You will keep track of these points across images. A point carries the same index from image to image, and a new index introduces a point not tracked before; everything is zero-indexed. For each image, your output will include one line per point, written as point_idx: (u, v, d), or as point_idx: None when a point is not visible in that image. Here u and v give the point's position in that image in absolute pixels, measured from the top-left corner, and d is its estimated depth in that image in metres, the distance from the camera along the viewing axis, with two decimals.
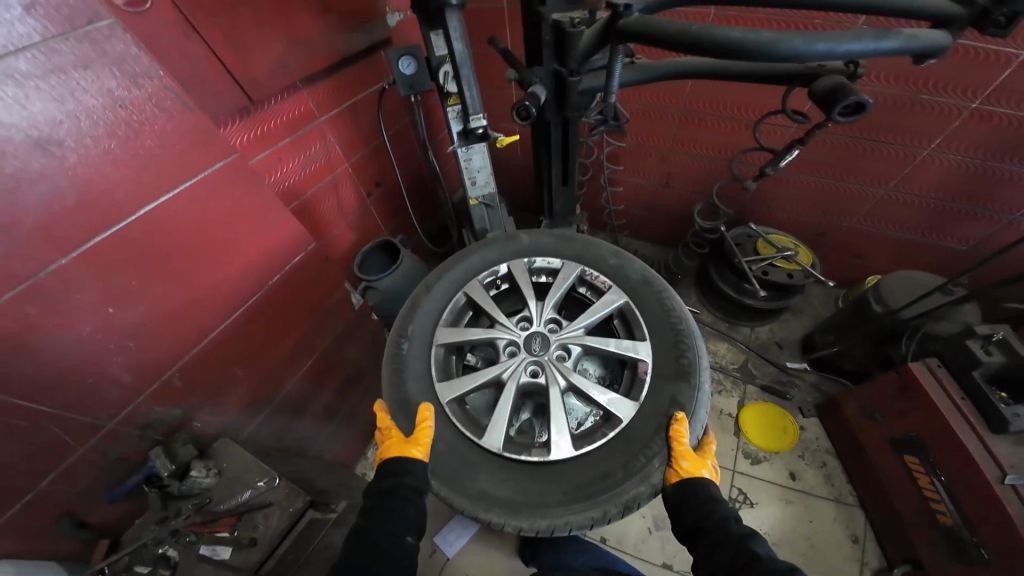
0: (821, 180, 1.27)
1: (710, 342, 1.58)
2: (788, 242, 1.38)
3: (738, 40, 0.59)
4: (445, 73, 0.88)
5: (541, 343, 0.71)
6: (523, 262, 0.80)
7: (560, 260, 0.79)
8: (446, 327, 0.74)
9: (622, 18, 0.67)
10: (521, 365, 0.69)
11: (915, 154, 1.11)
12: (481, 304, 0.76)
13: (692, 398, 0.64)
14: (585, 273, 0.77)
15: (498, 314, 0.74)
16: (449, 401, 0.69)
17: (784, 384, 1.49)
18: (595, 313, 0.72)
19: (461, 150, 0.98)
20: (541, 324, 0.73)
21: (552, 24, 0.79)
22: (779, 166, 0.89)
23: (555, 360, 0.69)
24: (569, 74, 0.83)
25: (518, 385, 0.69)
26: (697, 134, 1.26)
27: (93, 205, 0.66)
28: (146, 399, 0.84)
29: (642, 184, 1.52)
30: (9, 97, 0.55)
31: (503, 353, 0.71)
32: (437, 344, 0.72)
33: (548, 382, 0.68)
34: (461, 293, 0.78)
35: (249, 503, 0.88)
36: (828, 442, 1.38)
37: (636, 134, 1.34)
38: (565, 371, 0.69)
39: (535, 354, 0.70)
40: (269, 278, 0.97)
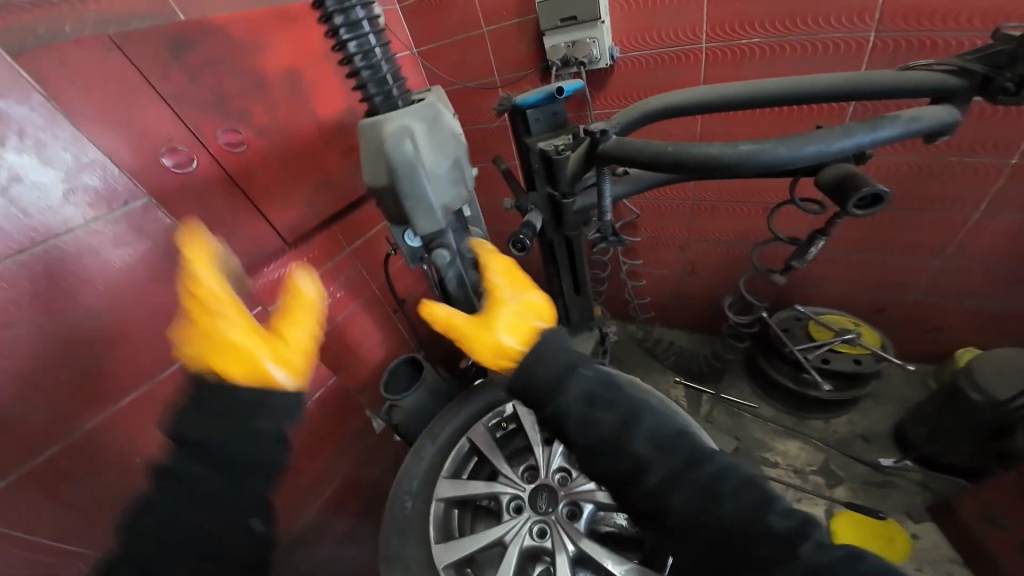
0: (863, 255, 1.15)
1: (776, 441, 1.33)
2: (846, 322, 1.24)
3: (719, 156, 0.58)
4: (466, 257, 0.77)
5: (548, 498, 0.66)
6: None
7: None
8: (448, 480, 0.70)
9: (601, 142, 0.70)
10: (524, 526, 0.64)
11: (965, 219, 0.99)
12: (485, 452, 0.72)
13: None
14: None
15: (502, 464, 0.71)
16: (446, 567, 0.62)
17: (882, 487, 1.18)
18: None
19: None
20: (549, 475, 0.68)
21: (538, 153, 0.82)
22: (806, 258, 0.82)
23: (563, 520, 0.64)
24: (562, 196, 0.85)
25: (523, 549, 0.63)
26: (710, 223, 1.24)
27: (126, 365, 0.72)
28: None
29: (668, 275, 1.46)
30: (57, 278, 0.64)
31: (507, 510, 0.67)
32: (438, 499, 0.68)
33: (555, 548, 0.61)
34: (464, 438, 0.75)
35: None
36: (952, 550, 1.05)
37: (649, 227, 1.35)
38: (574, 534, 0.62)
39: (541, 513, 0.65)
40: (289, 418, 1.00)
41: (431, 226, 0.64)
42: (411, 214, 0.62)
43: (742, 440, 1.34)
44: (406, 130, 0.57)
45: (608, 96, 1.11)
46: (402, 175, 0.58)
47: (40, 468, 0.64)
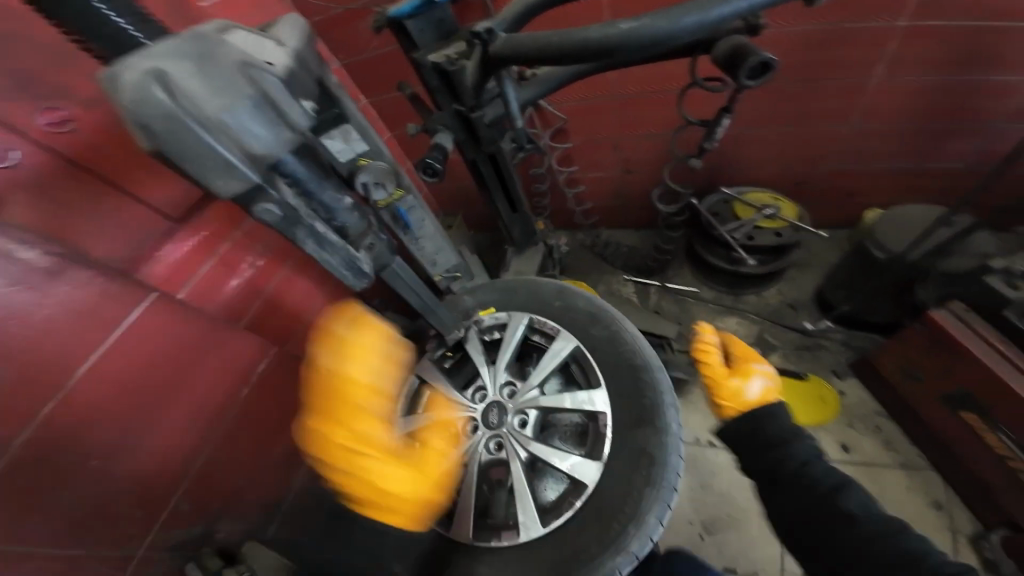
0: (782, 131, 1.20)
1: (718, 318, 1.45)
2: (767, 198, 1.31)
3: (601, 40, 0.55)
4: (364, 182, 0.73)
5: (498, 412, 0.70)
6: (473, 325, 0.78)
7: (506, 312, 0.76)
8: (401, 419, 0.74)
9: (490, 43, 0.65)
10: (480, 443, 0.69)
11: (866, 84, 1.07)
12: (433, 382, 0.76)
13: (659, 442, 0.60)
14: (533, 321, 0.74)
15: (452, 391, 0.74)
16: None
17: (812, 350, 1.36)
18: (545, 366, 0.69)
19: (408, 239, 0.93)
20: (497, 391, 0.71)
21: (431, 68, 0.74)
22: (714, 139, 0.83)
23: (515, 430, 0.68)
24: (469, 111, 0.79)
25: (482, 464, 0.69)
26: (640, 115, 1.24)
27: (27, 384, 0.64)
28: (164, 526, 0.83)
29: (607, 177, 1.47)
30: None
31: (464, 433, 0.70)
32: None
33: (509, 457, 0.67)
34: (415, 377, 0.77)
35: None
36: (876, 403, 1.26)
37: (581, 130, 1.32)
38: (525, 442, 0.67)
39: (494, 428, 0.69)
40: (234, 398, 0.94)
41: (238, 186, 0.44)
42: (201, 177, 0.42)
43: (688, 325, 1.45)
44: (151, 72, 0.37)
45: None
46: (165, 136, 0.38)
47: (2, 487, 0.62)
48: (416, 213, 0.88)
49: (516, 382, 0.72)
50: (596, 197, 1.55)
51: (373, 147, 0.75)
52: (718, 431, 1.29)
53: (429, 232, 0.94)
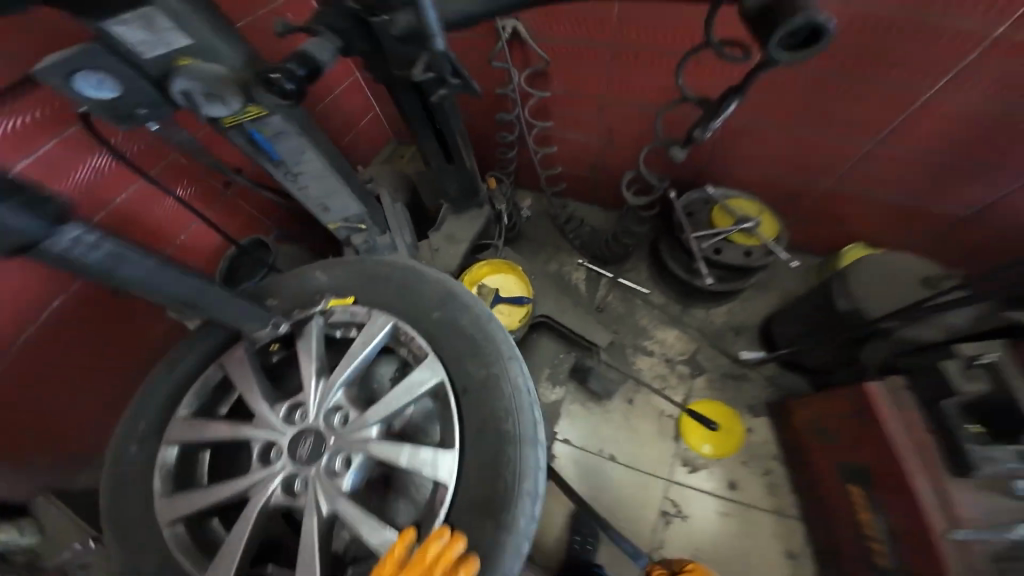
0: (794, 133, 1.00)
1: (658, 329, 1.34)
2: (752, 209, 1.15)
3: None
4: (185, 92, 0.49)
5: (311, 446, 0.49)
6: (318, 313, 0.56)
7: (365, 308, 0.56)
8: (185, 419, 0.53)
9: None
10: (275, 477, 0.48)
11: (917, 95, 0.84)
12: (238, 379, 0.53)
13: (502, 541, 0.44)
14: (398, 329, 0.54)
15: (259, 399, 0.51)
16: (173, 522, 0.51)
17: (737, 379, 1.30)
18: (396, 395, 0.50)
19: (283, 174, 0.69)
20: (321, 416, 0.50)
21: None
22: (709, 129, 0.62)
23: (324, 476, 0.47)
24: (367, 14, 0.52)
25: (268, 508, 0.48)
26: (637, 77, 0.98)
27: None
28: None
29: (584, 142, 1.22)
30: None
31: (258, 459, 0.50)
32: (169, 443, 0.53)
33: (306, 511, 0.46)
34: (217, 366, 0.56)
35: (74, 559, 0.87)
36: (776, 447, 1.24)
37: (564, 77, 1.04)
38: (332, 495, 0.47)
39: (299, 464, 0.48)
40: (15, 338, 0.74)
41: None
42: None
43: (626, 329, 1.34)
44: None
45: None
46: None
47: None
48: (287, 141, 0.62)
49: (350, 410, 0.50)
50: (566, 164, 1.31)
51: (201, 42, 0.48)
52: (623, 446, 1.24)
53: (317, 169, 0.69)
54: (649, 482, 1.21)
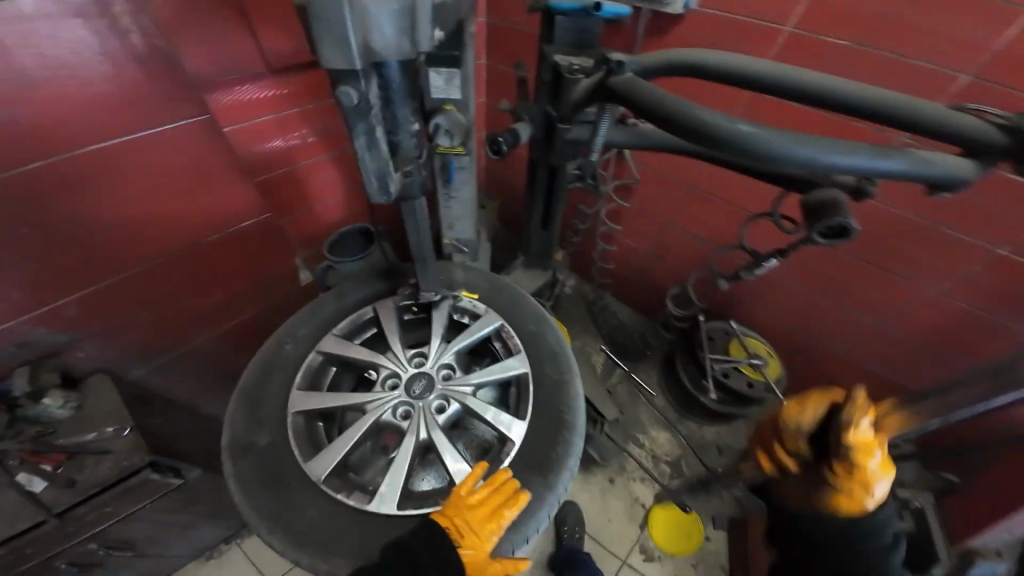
0: (815, 295, 1.21)
1: (652, 427, 1.48)
2: (761, 350, 1.37)
3: (706, 124, 0.53)
4: (437, 126, 0.75)
5: (423, 385, 0.67)
6: (451, 297, 0.76)
7: (486, 306, 0.75)
8: (336, 338, 0.71)
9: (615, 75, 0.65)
10: (389, 402, 0.65)
11: (920, 292, 1.04)
12: (385, 326, 0.72)
13: (541, 496, 0.60)
14: (502, 328, 0.73)
15: (395, 343, 0.71)
16: (297, 411, 0.64)
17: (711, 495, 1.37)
18: (491, 372, 0.68)
19: (443, 193, 0.99)
20: (434, 367, 0.68)
21: (552, 65, 0.76)
22: (753, 273, 0.85)
23: (429, 411, 0.65)
24: (557, 121, 0.79)
25: (379, 421, 0.64)
26: (700, 213, 1.25)
27: (45, 130, 0.65)
28: (32, 319, 0.79)
29: (638, 249, 1.47)
30: None
31: (381, 384, 0.67)
32: (318, 351, 0.69)
33: (409, 429, 0.63)
34: (371, 308, 0.75)
35: (87, 445, 0.80)
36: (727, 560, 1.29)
37: (643, 196, 1.32)
38: (431, 424, 0.64)
39: (411, 397, 0.66)
40: (203, 236, 0.92)
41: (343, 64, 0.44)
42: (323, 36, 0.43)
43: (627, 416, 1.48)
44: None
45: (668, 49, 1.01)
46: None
47: None
48: (462, 174, 0.94)
49: (456, 370, 0.69)
50: (619, 262, 1.56)
51: (466, 101, 0.79)
52: (591, 516, 1.35)
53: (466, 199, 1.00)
54: (608, 558, 1.29)
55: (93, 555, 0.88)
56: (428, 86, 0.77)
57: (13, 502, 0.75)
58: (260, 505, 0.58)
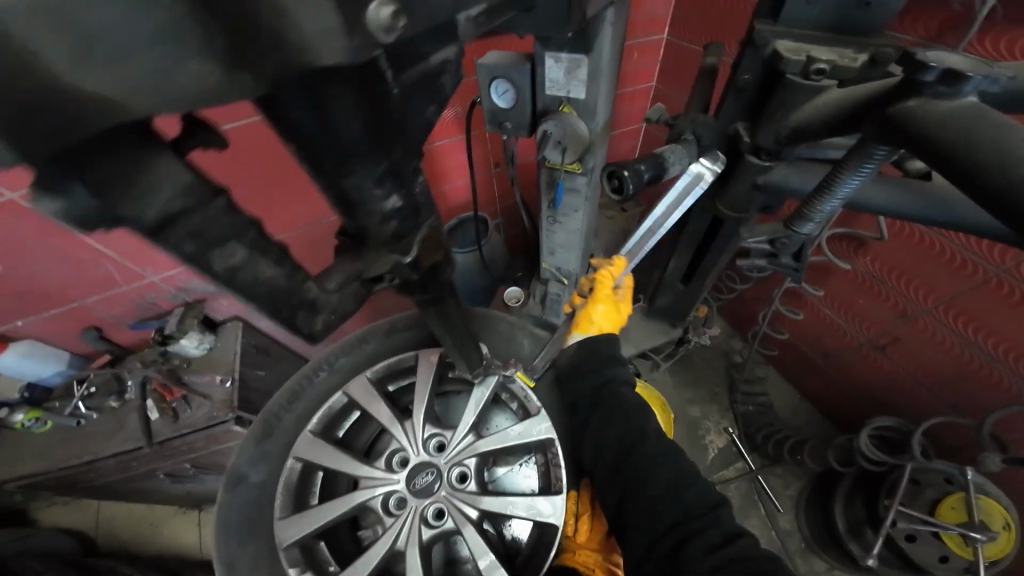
0: None
1: None
2: (998, 518, 0.84)
3: None
4: (545, 133, 0.63)
5: (426, 482, 0.57)
6: (500, 377, 0.61)
7: (539, 405, 0.60)
8: (367, 381, 0.63)
9: (915, 99, 0.35)
10: (383, 490, 0.57)
11: None
12: (417, 385, 0.63)
13: None
14: (548, 447, 0.58)
15: (418, 413, 0.61)
16: (297, 457, 0.59)
17: None
18: (510, 506, 0.55)
19: (548, 214, 0.81)
20: (447, 464, 0.58)
21: (769, 58, 0.46)
22: None
23: (419, 517, 0.56)
24: (753, 151, 0.53)
25: (367, 504, 0.57)
26: (989, 314, 0.78)
27: None
28: (186, 271, 0.90)
29: (843, 328, 1.06)
30: None
31: (387, 458, 0.60)
32: (344, 392, 0.63)
33: (391, 529, 0.55)
34: (412, 354, 0.65)
35: (200, 386, 0.94)
36: None
37: (873, 257, 0.90)
38: (416, 537, 0.55)
39: (408, 492, 0.57)
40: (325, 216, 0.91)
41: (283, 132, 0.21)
42: None
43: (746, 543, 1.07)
44: None
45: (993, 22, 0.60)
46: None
47: None
48: (573, 198, 0.75)
49: (472, 477, 0.58)
50: None
51: (589, 102, 0.59)
52: None
53: (575, 224, 0.80)
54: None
55: (185, 473, 1.03)
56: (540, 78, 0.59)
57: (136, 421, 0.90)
58: (230, 551, 0.55)
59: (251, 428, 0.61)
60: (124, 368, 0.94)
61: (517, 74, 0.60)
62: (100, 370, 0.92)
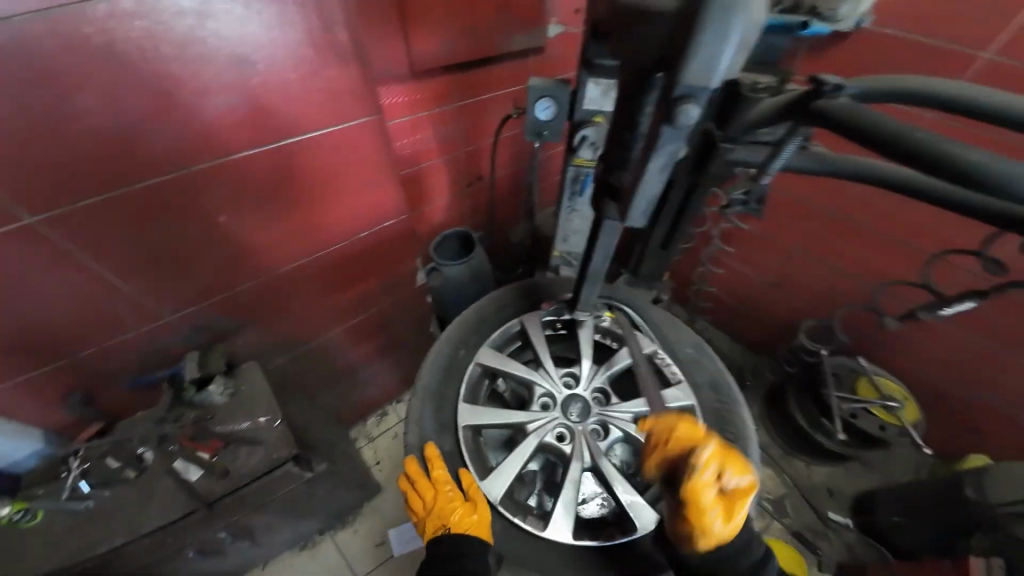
0: (971, 339, 1.07)
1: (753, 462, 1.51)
2: (896, 392, 1.21)
3: (974, 167, 0.49)
4: (583, 136, 0.83)
5: (579, 409, 0.73)
6: (593, 319, 0.81)
7: (632, 329, 0.81)
8: (491, 350, 0.78)
9: (822, 98, 0.61)
10: (549, 425, 0.71)
11: None
12: (532, 340, 0.79)
13: None
14: (654, 355, 0.79)
15: (546, 360, 0.77)
16: (465, 425, 0.72)
17: (819, 536, 1.38)
18: (651, 403, 0.73)
19: (566, 206, 1.00)
20: (588, 392, 0.74)
21: (728, 81, 0.74)
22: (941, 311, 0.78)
23: (588, 434, 0.70)
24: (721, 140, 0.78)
25: (542, 442, 0.70)
26: (840, 242, 1.11)
27: (255, 125, 0.65)
28: (207, 307, 0.83)
29: None
30: (235, 14, 0.55)
31: (536, 402, 0.73)
32: (477, 364, 0.77)
33: (573, 453, 0.68)
34: (516, 321, 0.82)
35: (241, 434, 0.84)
36: None
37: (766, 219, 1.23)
38: (594, 450, 0.69)
39: (569, 420, 0.71)
40: (357, 233, 0.94)
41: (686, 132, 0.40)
42: None
43: None
44: None
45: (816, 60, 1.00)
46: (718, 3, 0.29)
47: (141, 192, 0.63)
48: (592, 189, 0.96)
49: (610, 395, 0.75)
50: (721, 285, 1.49)
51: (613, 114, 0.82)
52: None
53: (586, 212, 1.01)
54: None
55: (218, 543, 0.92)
56: (581, 96, 0.78)
57: (174, 487, 0.80)
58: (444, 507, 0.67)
59: (416, 412, 0.74)
60: (128, 434, 0.84)
61: (560, 93, 0.80)
62: (96, 441, 0.82)
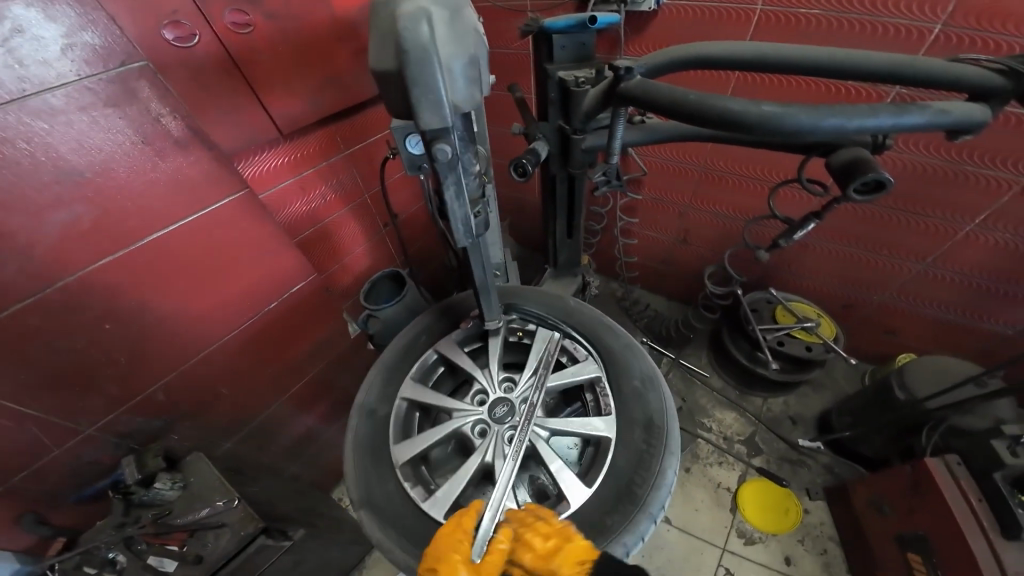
0: (851, 250, 1.19)
1: (718, 410, 1.60)
2: (812, 312, 1.32)
3: (737, 113, 0.56)
4: None
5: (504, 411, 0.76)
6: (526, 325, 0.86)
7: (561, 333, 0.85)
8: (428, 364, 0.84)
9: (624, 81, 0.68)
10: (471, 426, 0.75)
11: (958, 230, 1.02)
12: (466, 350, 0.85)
13: (629, 520, 0.63)
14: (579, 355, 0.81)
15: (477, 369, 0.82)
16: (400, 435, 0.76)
17: (793, 463, 1.47)
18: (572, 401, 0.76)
19: None
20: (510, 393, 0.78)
21: (557, 82, 0.83)
22: (792, 239, 0.85)
23: (503, 435, 0.72)
24: (572, 132, 0.86)
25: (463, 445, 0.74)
26: (717, 193, 1.23)
27: (107, 229, 0.67)
28: (128, 410, 0.83)
29: None
30: (37, 131, 0.57)
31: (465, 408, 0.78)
32: (414, 377, 0.82)
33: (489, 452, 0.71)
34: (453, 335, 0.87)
35: (204, 522, 0.84)
36: (832, 529, 1.35)
37: (653, 187, 1.33)
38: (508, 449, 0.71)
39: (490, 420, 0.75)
40: (267, 303, 0.96)
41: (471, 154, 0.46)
42: None
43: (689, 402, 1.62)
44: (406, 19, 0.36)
45: (647, 42, 1.11)
46: (412, 62, 0.36)
47: (6, 321, 0.63)
48: None
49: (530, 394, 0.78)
50: (641, 255, 1.59)
51: None
52: (677, 512, 1.41)
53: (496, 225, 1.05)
54: (704, 549, 1.34)
55: None
56: None
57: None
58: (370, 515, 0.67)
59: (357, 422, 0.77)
60: (95, 541, 0.79)
61: None
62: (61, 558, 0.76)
